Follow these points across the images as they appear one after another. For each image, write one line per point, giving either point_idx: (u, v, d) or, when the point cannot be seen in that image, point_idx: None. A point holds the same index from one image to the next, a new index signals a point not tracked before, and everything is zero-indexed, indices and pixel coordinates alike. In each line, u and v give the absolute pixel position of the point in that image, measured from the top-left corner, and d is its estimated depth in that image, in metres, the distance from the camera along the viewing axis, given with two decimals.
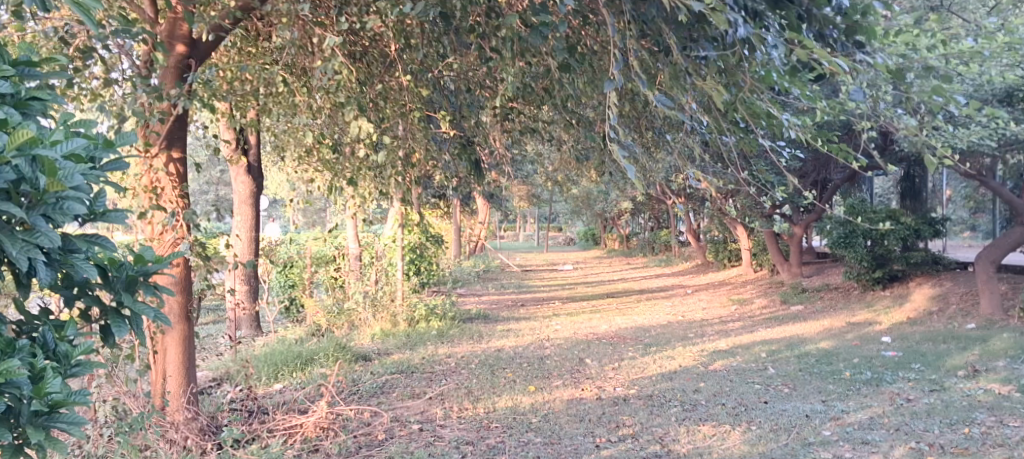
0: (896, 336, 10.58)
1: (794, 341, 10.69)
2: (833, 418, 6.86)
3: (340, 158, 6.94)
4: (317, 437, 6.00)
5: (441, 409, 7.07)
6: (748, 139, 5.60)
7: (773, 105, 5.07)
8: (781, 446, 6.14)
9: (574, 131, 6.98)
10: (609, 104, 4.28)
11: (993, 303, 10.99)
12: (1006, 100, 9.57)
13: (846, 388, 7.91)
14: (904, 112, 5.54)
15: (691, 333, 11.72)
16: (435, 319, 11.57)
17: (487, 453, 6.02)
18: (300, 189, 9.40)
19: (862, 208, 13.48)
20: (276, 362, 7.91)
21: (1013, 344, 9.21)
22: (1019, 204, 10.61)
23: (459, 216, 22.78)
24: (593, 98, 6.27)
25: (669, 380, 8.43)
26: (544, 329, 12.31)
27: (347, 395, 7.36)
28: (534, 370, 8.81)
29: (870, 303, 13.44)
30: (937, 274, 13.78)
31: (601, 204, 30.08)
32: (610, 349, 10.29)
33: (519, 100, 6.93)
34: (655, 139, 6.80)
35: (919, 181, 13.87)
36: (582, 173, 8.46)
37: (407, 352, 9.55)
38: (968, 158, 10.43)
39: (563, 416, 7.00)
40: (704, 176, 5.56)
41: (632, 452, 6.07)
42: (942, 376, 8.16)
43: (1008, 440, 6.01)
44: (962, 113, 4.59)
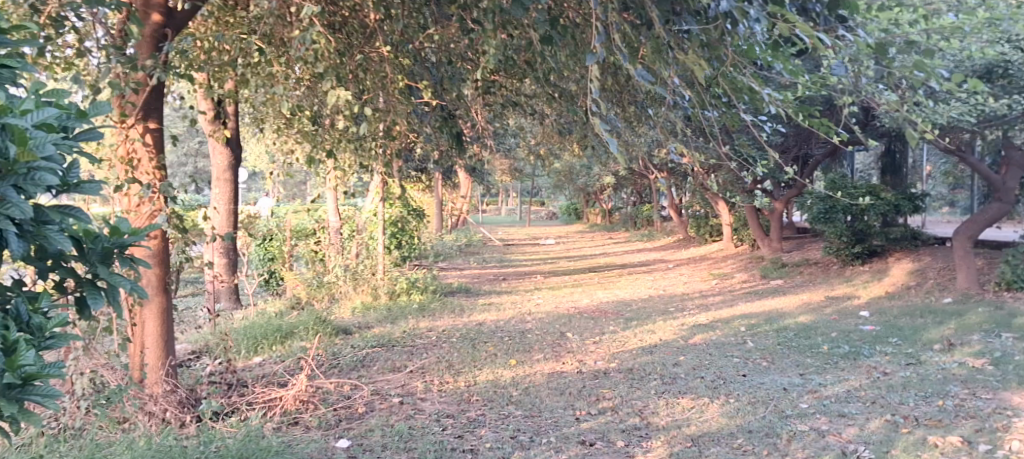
0: (874, 310, 10.70)
1: (773, 315, 10.80)
2: (811, 391, 6.94)
3: (320, 130, 7.10)
4: (297, 410, 6.03)
5: (422, 382, 7.09)
6: (730, 114, 5.58)
7: (755, 80, 5.08)
8: (758, 418, 6.20)
9: (557, 104, 6.94)
10: (592, 77, 4.28)
11: (970, 278, 11.10)
12: (986, 77, 9.61)
13: (823, 362, 7.99)
14: (885, 88, 5.55)
15: (672, 308, 11.81)
16: (417, 292, 11.57)
17: (467, 426, 6.05)
18: (280, 161, 9.32)
19: (842, 183, 13.57)
20: (255, 335, 7.88)
21: (988, 318, 9.33)
22: (996, 180, 10.72)
23: (441, 190, 22.70)
24: (575, 72, 6.23)
25: (649, 353, 8.48)
26: (526, 303, 12.36)
27: (327, 368, 7.35)
28: (515, 344, 8.84)
29: (849, 278, 13.57)
30: (915, 249, 13.93)
31: (584, 179, 30.08)
32: (591, 323, 10.33)
33: (502, 73, 6.88)
34: (637, 113, 6.80)
35: (899, 157, 14.04)
36: (563, 147, 8.44)
37: (388, 325, 9.54)
38: (948, 133, 10.48)
39: (544, 389, 7.04)
40: (686, 151, 5.57)
41: (612, 425, 6.12)
42: (918, 349, 8.26)
43: (980, 412, 6.11)
44: (943, 88, 4.62)
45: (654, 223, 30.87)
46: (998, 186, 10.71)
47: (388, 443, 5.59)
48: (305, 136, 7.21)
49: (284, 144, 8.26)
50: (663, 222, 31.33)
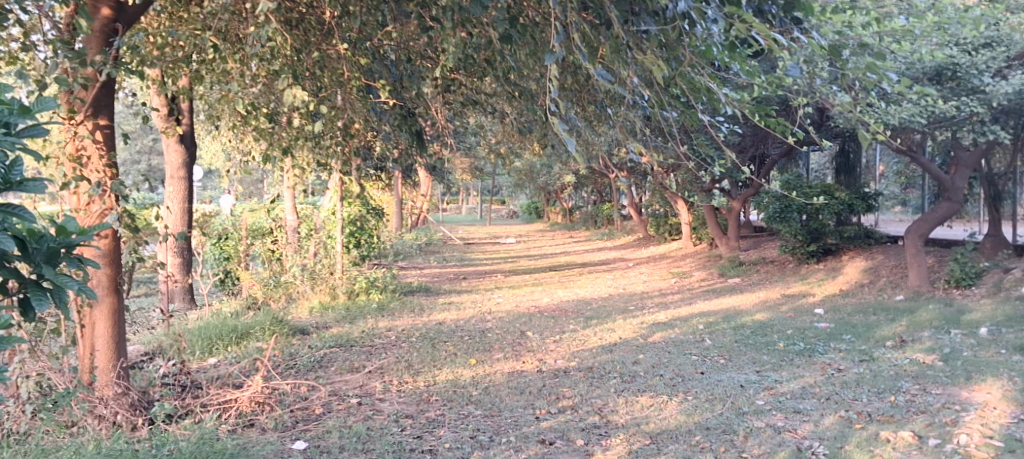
0: (828, 308, 10.89)
1: (731, 312, 10.93)
2: (767, 387, 7.03)
3: (277, 127, 6.99)
4: (253, 412, 5.94)
5: (381, 383, 7.03)
6: (688, 114, 5.62)
7: (712, 81, 5.13)
8: (716, 415, 6.26)
9: (517, 103, 6.94)
10: (551, 76, 4.31)
11: (921, 276, 11.33)
12: (935, 79, 9.82)
13: (779, 359, 8.10)
14: (839, 89, 5.65)
15: (632, 306, 11.89)
16: (376, 291, 11.51)
17: (426, 426, 6.01)
18: (235, 158, 9.18)
19: (797, 183, 13.78)
20: (210, 336, 7.75)
21: (938, 315, 9.55)
22: (946, 179, 10.97)
23: (401, 188, 22.55)
24: (535, 70, 6.22)
25: (608, 352, 8.51)
26: (486, 302, 12.33)
27: (283, 369, 7.26)
28: (475, 343, 8.80)
29: (805, 276, 13.78)
30: (868, 247, 14.21)
31: (545, 177, 30.13)
32: (551, 322, 10.34)
33: (462, 71, 6.85)
34: (597, 113, 6.81)
35: (853, 157, 14.29)
36: (523, 146, 8.45)
37: (346, 325, 9.45)
38: (900, 134, 10.67)
39: (504, 388, 7.03)
40: (645, 150, 5.60)
41: (571, 423, 6.13)
42: (871, 346, 8.41)
43: (930, 407, 6.24)
44: (895, 89, 4.71)
45: (614, 222, 31.04)
46: (948, 185, 10.94)
47: (346, 445, 5.54)
48: (261, 133, 7.11)
49: (241, 142, 8.14)
50: (623, 221, 31.51)
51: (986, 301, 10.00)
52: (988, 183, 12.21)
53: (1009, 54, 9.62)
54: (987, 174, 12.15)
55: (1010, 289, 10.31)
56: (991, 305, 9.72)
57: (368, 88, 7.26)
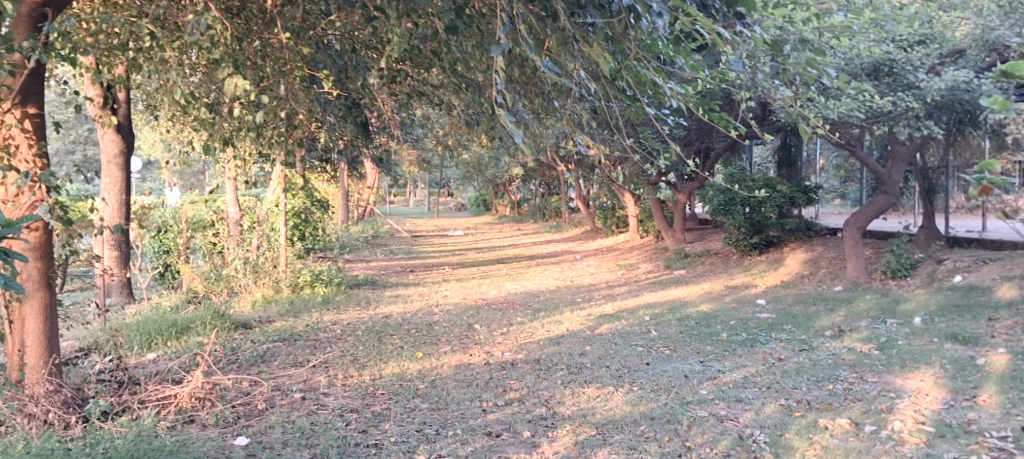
0: (770, 298, 11.10)
1: (676, 304, 11.07)
2: (710, 377, 7.14)
3: (218, 118, 6.86)
4: (193, 408, 5.82)
5: (325, 377, 6.95)
6: (633, 107, 5.65)
7: (658, 74, 5.18)
8: (661, 405, 6.34)
9: (464, 95, 6.91)
10: (497, 68, 4.33)
11: (859, 267, 11.62)
12: (873, 74, 10.06)
13: (722, 349, 8.23)
14: (780, 84, 5.76)
15: (579, 298, 11.96)
16: (321, 284, 11.38)
17: (371, 420, 5.96)
18: (174, 148, 8.95)
19: (740, 176, 14.00)
20: (149, 331, 7.58)
21: (875, 305, 9.82)
22: (883, 173, 11.26)
23: (347, 180, 22.28)
24: (481, 62, 6.18)
25: (556, 344, 8.54)
26: (433, 295, 12.27)
27: (225, 364, 7.12)
28: (422, 336, 8.76)
29: (748, 267, 14.02)
30: (809, 239, 14.54)
31: (494, 170, 30.11)
32: (499, 315, 10.33)
33: (408, 62, 6.81)
34: (544, 105, 6.81)
35: (795, 151, 14.58)
36: (471, 138, 8.41)
37: (290, 319, 9.32)
38: (839, 128, 10.83)
39: (450, 381, 7.01)
40: (592, 143, 5.63)
41: (518, 415, 6.14)
42: (811, 336, 8.60)
43: (866, 395, 6.41)
44: (834, 84, 4.84)
45: (562, 215, 31.18)
46: (885, 178, 11.21)
47: (289, 440, 5.47)
48: (202, 124, 6.96)
49: (180, 131, 7.96)
50: (571, 213, 31.69)
51: (920, 291, 10.31)
52: (922, 176, 12.57)
53: (942, 50, 10.08)
54: (921, 168, 12.50)
55: (943, 280, 10.64)
56: (925, 295, 10.02)
57: (312, 79, 7.16)
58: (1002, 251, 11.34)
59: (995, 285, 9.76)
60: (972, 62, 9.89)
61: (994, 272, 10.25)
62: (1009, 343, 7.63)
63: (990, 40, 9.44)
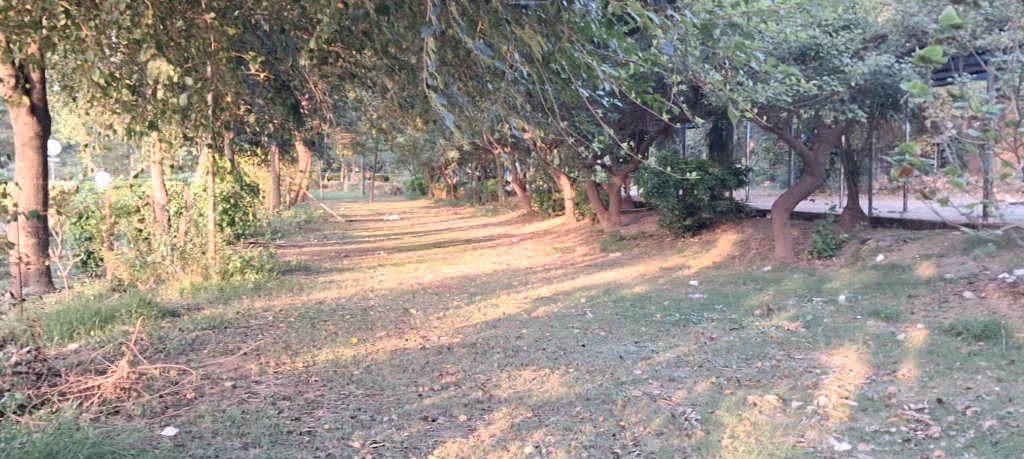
0: (703, 279, 11.31)
1: (611, 285, 11.19)
2: (645, 357, 7.24)
3: (141, 100, 6.63)
4: (118, 398, 5.65)
5: (257, 365, 6.82)
6: (568, 90, 5.66)
7: (591, 58, 5.19)
8: (596, 386, 6.40)
9: (398, 77, 6.81)
10: (428, 49, 4.30)
11: (787, 248, 11.92)
12: (800, 58, 10.28)
13: (656, 329, 8.35)
14: (710, 67, 5.85)
15: (516, 281, 11.99)
16: (252, 271, 11.11)
17: (304, 408, 5.88)
18: (94, 130, 8.62)
19: (673, 159, 14.21)
20: (70, 320, 7.33)
21: (802, 284, 10.09)
22: (810, 156, 11.55)
23: (279, 164, 21.85)
24: (413, 44, 6.09)
25: (493, 327, 8.54)
26: (368, 280, 12.16)
27: (152, 353, 6.93)
28: (356, 322, 8.66)
29: (681, 249, 14.25)
30: (740, 221, 14.83)
31: (429, 153, 29.94)
32: (435, 299, 10.29)
33: (339, 43, 6.68)
34: (478, 88, 6.78)
35: (726, 134, 14.85)
36: (405, 121, 8.32)
37: (220, 306, 9.12)
38: (768, 112, 11.07)
39: (386, 366, 6.95)
40: (526, 126, 5.64)
41: (454, 399, 6.13)
42: (741, 315, 8.80)
43: (793, 371, 6.59)
44: (762, 67, 4.93)
45: (499, 198, 31.22)
46: (812, 160, 11.50)
47: (218, 429, 5.36)
48: (123, 106, 6.71)
49: (100, 113, 7.67)
50: (508, 197, 31.76)
51: (845, 270, 10.63)
52: (848, 158, 12.91)
53: (865, 35, 10.40)
54: (846, 150, 12.83)
55: (866, 259, 11.00)
56: (849, 274, 10.34)
57: (240, 59, 6.97)
58: (921, 230, 11.74)
59: (915, 263, 10.12)
60: (894, 47, 10.24)
61: (913, 251, 10.63)
62: (927, 319, 7.93)
63: (910, 26, 9.85)
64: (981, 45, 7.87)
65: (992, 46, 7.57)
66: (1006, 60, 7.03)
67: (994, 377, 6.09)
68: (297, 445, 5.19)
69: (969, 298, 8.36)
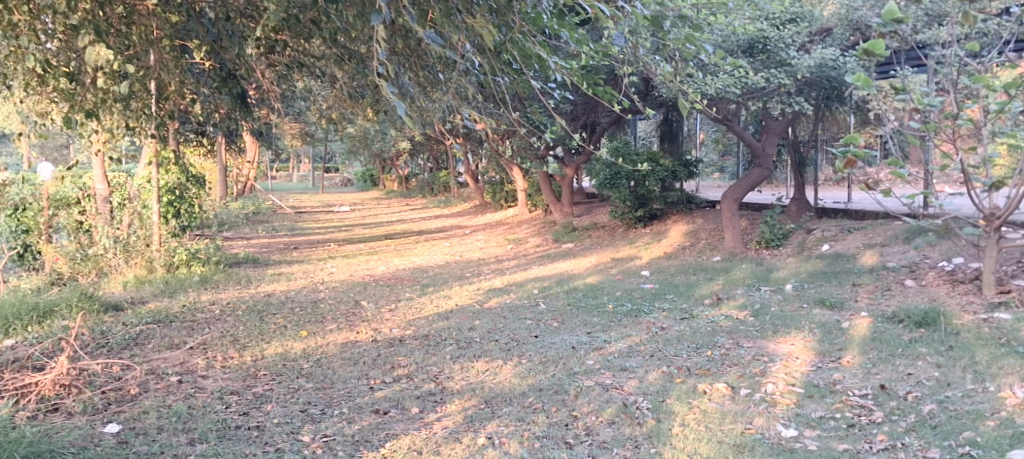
0: (654, 269, 11.41)
1: (564, 276, 11.23)
2: (597, 348, 7.28)
3: (79, 88, 6.42)
4: (57, 395, 5.49)
5: (203, 359, 6.69)
6: (520, 80, 5.65)
7: (543, 48, 5.18)
8: (549, 377, 6.42)
9: (347, 67, 6.72)
10: (377, 36, 4.26)
11: (736, 238, 12.09)
12: (748, 51, 10.40)
13: (608, 320, 8.40)
14: (660, 59, 5.88)
15: (468, 273, 11.96)
16: (198, 264, 10.90)
17: (253, 402, 5.78)
18: (31, 119, 8.34)
19: (625, 150, 14.31)
20: (5, 316, 7.11)
21: (751, 274, 10.25)
22: (758, 147, 11.71)
23: (226, 154, 21.43)
24: (363, 33, 6.01)
25: (445, 319, 8.50)
26: (318, 272, 12.02)
27: (93, 349, 6.74)
28: (306, 315, 8.56)
29: (633, 240, 14.36)
30: (689, 212, 14.99)
31: (380, 144, 29.70)
32: (386, 291, 10.23)
33: (286, 31, 6.56)
34: (429, 78, 6.71)
35: (676, 125, 15.01)
36: (355, 111, 8.22)
37: (165, 300, 8.94)
38: (717, 103, 11.19)
39: (336, 360, 6.87)
40: (477, 117, 5.61)
41: (406, 392, 6.09)
42: (692, 304, 8.91)
43: (742, 360, 6.69)
44: (711, 58, 4.97)
45: (450, 189, 31.10)
46: (760, 152, 11.66)
47: (164, 425, 5.23)
48: (61, 94, 6.48)
49: (37, 101, 7.41)
50: (460, 188, 31.71)
51: (792, 260, 10.83)
52: (794, 149, 13.13)
53: (812, 28, 10.54)
54: (793, 141, 13.04)
55: (811, 249, 11.22)
56: (796, 263, 10.53)
57: (184, 47, 6.79)
58: (865, 220, 11.99)
59: (859, 253, 10.35)
60: (838, 40, 10.37)
61: (857, 240, 10.87)
62: (870, 307, 8.11)
63: (854, 20, 10.07)
64: (922, 39, 8.07)
65: (932, 40, 7.75)
66: (945, 54, 7.23)
67: (934, 362, 6.26)
68: (246, 440, 5.11)
69: (910, 286, 8.58)
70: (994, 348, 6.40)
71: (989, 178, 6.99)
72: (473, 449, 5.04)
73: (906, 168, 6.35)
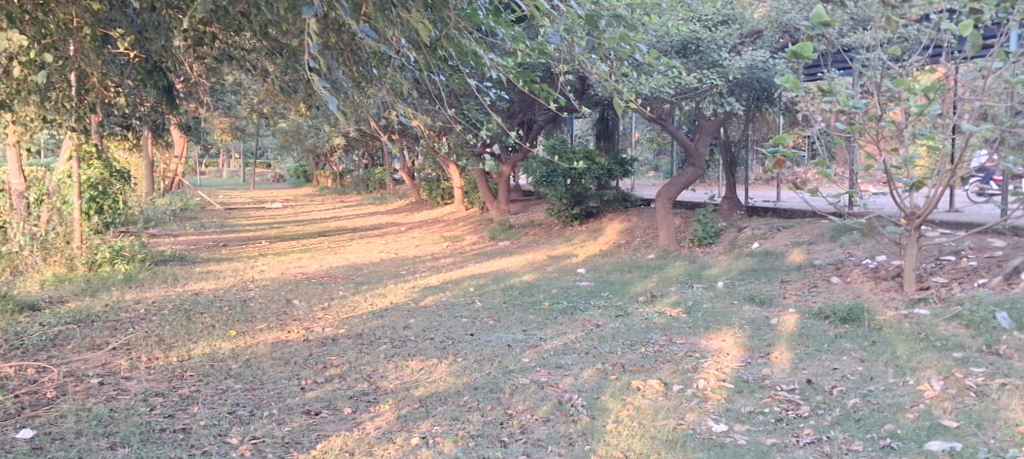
0: (589, 267, 11.47)
1: (500, 274, 11.24)
2: (533, 346, 7.28)
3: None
4: None
5: (127, 360, 6.48)
6: (455, 77, 5.61)
7: (479, 45, 5.15)
8: (485, 375, 6.40)
9: (279, 61, 6.59)
10: (309, 30, 4.17)
11: (669, 236, 12.28)
12: (682, 52, 10.53)
13: (544, 317, 8.42)
14: (596, 57, 5.91)
15: (404, 270, 11.87)
16: (122, 261, 10.63)
17: (179, 404, 5.62)
18: None
19: (561, 148, 14.38)
20: None
21: (684, 271, 10.40)
22: (691, 146, 11.90)
23: (153, 148, 20.80)
24: (295, 26, 5.90)
25: (379, 318, 8.40)
26: (248, 269, 11.75)
27: (6, 350, 6.46)
28: (236, 314, 8.35)
29: (569, 237, 14.46)
30: (625, 210, 15.16)
31: (314, 140, 29.25)
32: (319, 289, 10.08)
33: (216, 23, 6.40)
34: (364, 74, 6.62)
35: (612, 124, 15.15)
36: (287, 105, 8.07)
37: (86, 299, 8.62)
38: (651, 103, 11.33)
39: (266, 359, 6.73)
40: (412, 113, 5.54)
41: (339, 392, 5.99)
42: (627, 301, 9.01)
43: (675, 356, 6.77)
44: (645, 58, 5.02)
45: (385, 186, 30.83)
46: (693, 151, 11.85)
47: (82, 429, 5.04)
48: None
49: None
50: (396, 185, 31.48)
51: (723, 257, 11.03)
52: (726, 149, 13.36)
53: (742, 30, 10.77)
54: (725, 140, 13.29)
55: (742, 247, 11.46)
56: (727, 261, 10.74)
57: (106, 36, 6.56)
58: (793, 219, 12.28)
59: (788, 251, 10.60)
60: (769, 43, 10.65)
61: (786, 238, 11.13)
62: (798, 303, 8.32)
63: (783, 22, 10.31)
64: (847, 42, 8.33)
65: (857, 43, 8.00)
66: (868, 57, 7.48)
67: (858, 357, 6.45)
68: (170, 443, 4.96)
69: (836, 282, 8.83)
70: (913, 343, 6.62)
71: (910, 178, 7.22)
72: (407, 449, 4.98)
73: (831, 168, 6.52)
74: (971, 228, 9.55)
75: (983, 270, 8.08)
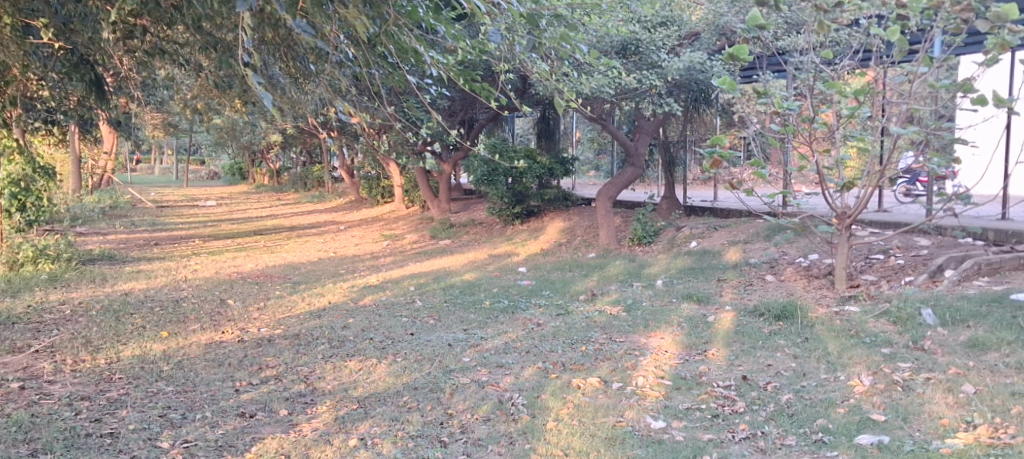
0: (530, 266, 11.46)
1: (441, 273, 11.18)
2: (473, 345, 7.26)
3: None
4: None
5: (50, 363, 6.25)
6: (394, 74, 5.54)
7: (418, 42, 5.09)
8: (425, 375, 6.35)
9: (213, 55, 6.43)
10: (243, 24, 4.06)
11: (609, 235, 12.39)
12: (622, 52, 10.62)
13: (485, 316, 8.40)
14: (536, 57, 5.90)
15: (342, 269, 11.71)
16: (47, 261, 10.22)
17: (106, 407, 5.44)
18: None
19: (502, 147, 14.38)
20: None
21: (623, 270, 10.49)
22: (631, 146, 12.02)
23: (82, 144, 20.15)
24: (229, 20, 5.75)
25: (316, 317, 8.27)
26: (181, 268, 11.44)
27: None
28: (168, 314, 8.12)
29: (510, 236, 14.47)
30: (565, 209, 15.24)
31: (250, 137, 28.70)
32: (255, 289, 9.87)
33: (147, 16, 6.21)
34: (300, 70, 6.50)
35: (552, 123, 15.21)
36: (222, 101, 7.89)
37: (8, 300, 8.29)
38: (592, 102, 11.41)
39: (199, 361, 6.56)
40: (350, 110, 5.46)
41: (275, 393, 5.87)
42: (567, 300, 9.05)
43: (614, 354, 6.82)
44: (585, 58, 5.02)
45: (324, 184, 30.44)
46: (632, 151, 11.97)
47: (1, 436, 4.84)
48: None
49: None
50: (335, 184, 31.09)
51: (662, 256, 11.17)
52: (664, 149, 13.51)
53: (681, 32, 10.91)
54: (664, 141, 13.44)
55: (681, 245, 11.62)
56: (666, 259, 10.87)
57: (28, 26, 6.29)
58: (729, 218, 12.48)
59: (724, 249, 10.79)
60: (706, 45, 10.76)
61: (723, 237, 11.32)
62: (734, 301, 8.46)
63: (720, 25, 10.48)
64: (782, 45, 8.50)
65: (791, 47, 8.17)
66: (802, 60, 7.66)
67: (791, 354, 6.59)
68: (97, 448, 4.79)
69: (771, 281, 9.01)
70: (844, 339, 6.79)
71: (842, 179, 7.42)
72: (344, 451, 4.90)
73: (766, 168, 6.66)
74: (898, 228, 9.86)
75: (909, 268, 8.35)
